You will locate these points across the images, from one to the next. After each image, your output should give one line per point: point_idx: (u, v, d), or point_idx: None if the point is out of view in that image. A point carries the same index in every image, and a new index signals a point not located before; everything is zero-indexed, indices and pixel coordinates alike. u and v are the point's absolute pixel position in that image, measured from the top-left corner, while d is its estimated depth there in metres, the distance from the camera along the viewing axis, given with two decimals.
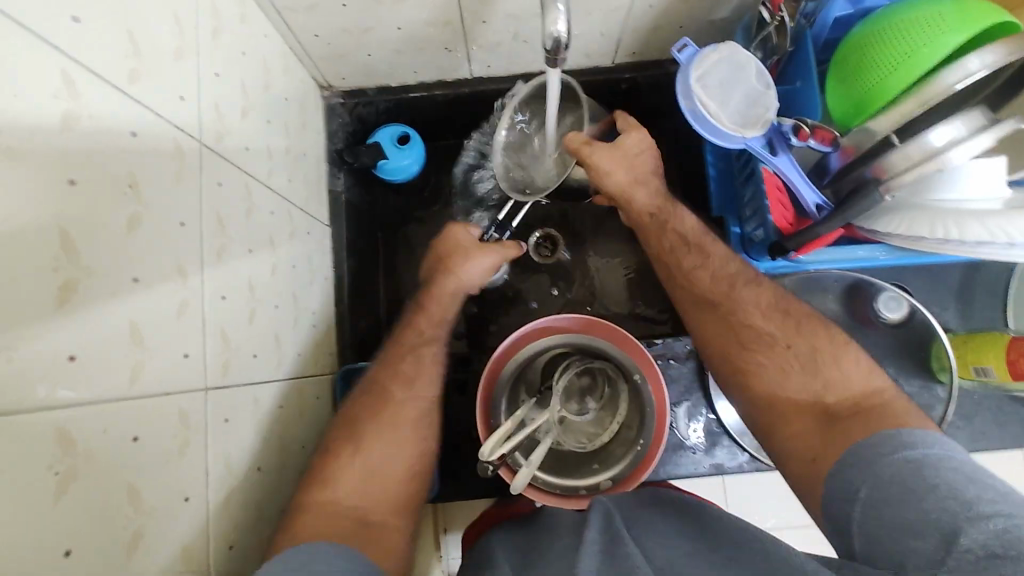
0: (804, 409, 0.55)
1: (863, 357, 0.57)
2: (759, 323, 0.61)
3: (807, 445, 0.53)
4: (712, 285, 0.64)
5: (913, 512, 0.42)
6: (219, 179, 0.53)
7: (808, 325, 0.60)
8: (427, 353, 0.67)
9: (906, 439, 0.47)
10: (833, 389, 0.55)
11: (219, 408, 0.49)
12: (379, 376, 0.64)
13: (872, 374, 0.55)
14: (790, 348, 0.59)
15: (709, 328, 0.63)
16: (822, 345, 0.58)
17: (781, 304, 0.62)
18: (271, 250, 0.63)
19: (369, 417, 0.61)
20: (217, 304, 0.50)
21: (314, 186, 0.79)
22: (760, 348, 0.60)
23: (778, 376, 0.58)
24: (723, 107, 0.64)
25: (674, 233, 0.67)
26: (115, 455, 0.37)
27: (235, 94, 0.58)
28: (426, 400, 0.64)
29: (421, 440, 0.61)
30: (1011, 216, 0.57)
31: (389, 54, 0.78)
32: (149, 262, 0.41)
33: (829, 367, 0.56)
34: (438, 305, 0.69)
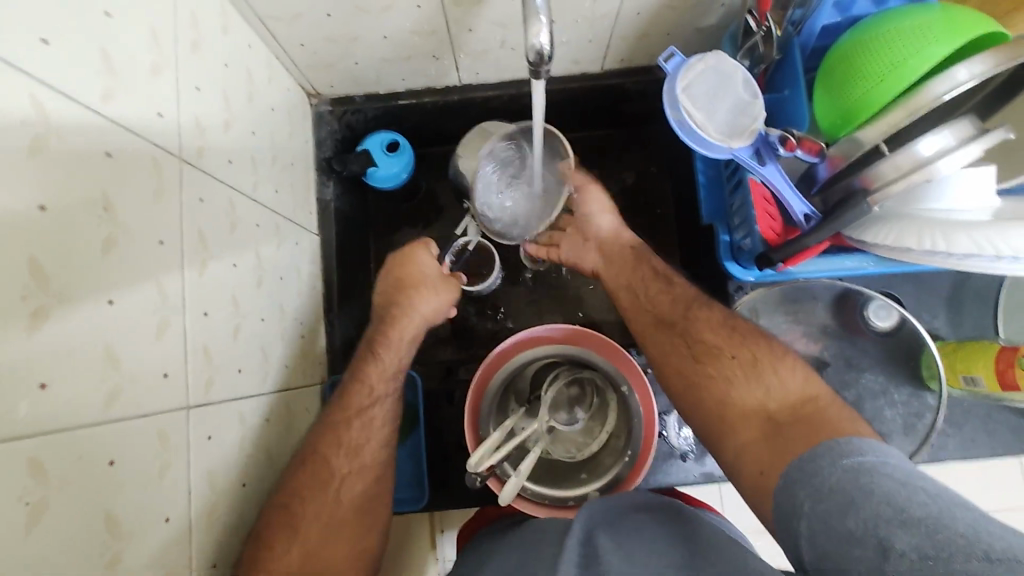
0: (748, 417, 0.55)
1: (800, 367, 0.57)
2: (710, 337, 0.62)
3: (753, 451, 0.52)
4: (671, 307, 0.67)
5: (851, 521, 0.40)
6: (201, 195, 0.53)
7: (752, 339, 0.61)
8: (377, 415, 0.63)
9: (844, 447, 0.46)
10: (775, 396, 0.55)
11: (201, 426, 0.49)
12: (322, 442, 0.60)
13: (809, 382, 0.56)
14: (734, 357, 0.60)
15: (661, 343, 0.65)
16: (764, 356, 0.59)
17: (731, 324, 0.63)
18: (256, 262, 0.63)
19: (309, 491, 0.57)
20: (199, 321, 0.50)
21: (302, 195, 0.78)
22: (709, 360, 0.61)
23: (727, 384, 0.58)
24: (709, 116, 0.63)
25: (648, 268, 0.71)
26: (85, 481, 0.36)
27: (217, 107, 0.57)
28: (370, 468, 0.61)
29: (366, 511, 0.59)
30: (1004, 229, 0.56)
31: (376, 63, 0.77)
32: (124, 283, 0.41)
33: (770, 376, 0.57)
34: (393, 354, 0.66)
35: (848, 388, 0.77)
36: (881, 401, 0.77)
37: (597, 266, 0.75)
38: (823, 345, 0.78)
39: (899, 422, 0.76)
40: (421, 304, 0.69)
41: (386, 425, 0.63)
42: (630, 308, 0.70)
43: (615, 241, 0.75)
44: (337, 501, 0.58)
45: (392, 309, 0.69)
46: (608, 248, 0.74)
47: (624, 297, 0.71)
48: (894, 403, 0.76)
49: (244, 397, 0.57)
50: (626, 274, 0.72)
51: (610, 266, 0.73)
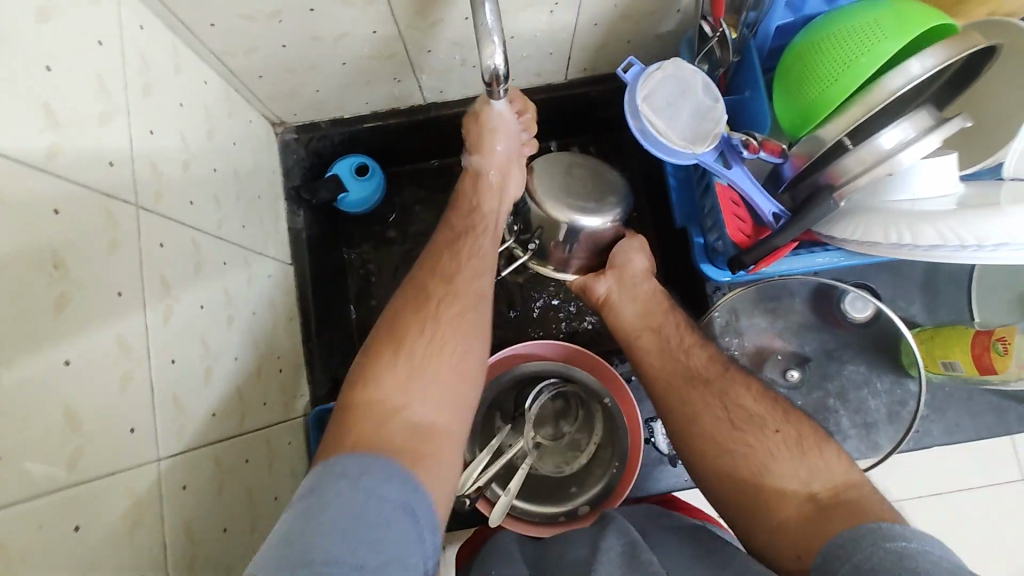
0: (789, 494, 0.54)
1: (840, 450, 0.57)
2: (750, 404, 0.61)
3: (793, 531, 0.52)
4: (707, 363, 0.65)
5: None
6: (161, 241, 0.52)
7: (795, 413, 0.61)
8: (465, 247, 0.66)
9: (887, 531, 0.46)
10: (818, 476, 0.55)
11: (175, 476, 0.48)
12: (421, 274, 0.63)
13: (851, 465, 0.56)
14: (777, 431, 0.59)
15: (693, 399, 0.62)
16: (807, 432, 0.58)
17: (768, 393, 0.63)
18: (227, 302, 0.62)
19: (409, 313, 0.59)
20: (166, 369, 0.49)
21: (272, 227, 0.78)
22: (750, 428, 0.59)
23: (768, 456, 0.57)
24: (671, 124, 0.63)
25: (681, 318, 0.70)
26: (49, 551, 0.35)
27: (174, 149, 0.56)
28: (465, 294, 0.62)
29: (469, 330, 0.60)
30: (963, 216, 0.56)
31: (338, 89, 0.77)
32: (80, 341, 0.40)
33: (813, 454, 0.56)
34: (466, 200, 0.69)
35: (831, 379, 0.78)
36: (865, 391, 0.77)
37: (611, 290, 0.73)
38: (803, 339, 0.79)
39: (883, 411, 0.76)
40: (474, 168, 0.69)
41: (475, 256, 0.65)
42: (655, 354, 0.67)
43: (643, 282, 0.72)
44: (438, 321, 0.59)
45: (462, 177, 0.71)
46: (638, 289, 0.72)
47: (647, 339, 0.68)
48: (877, 392, 0.77)
49: (220, 440, 0.56)
50: (657, 315, 0.70)
51: (634, 302, 0.71)
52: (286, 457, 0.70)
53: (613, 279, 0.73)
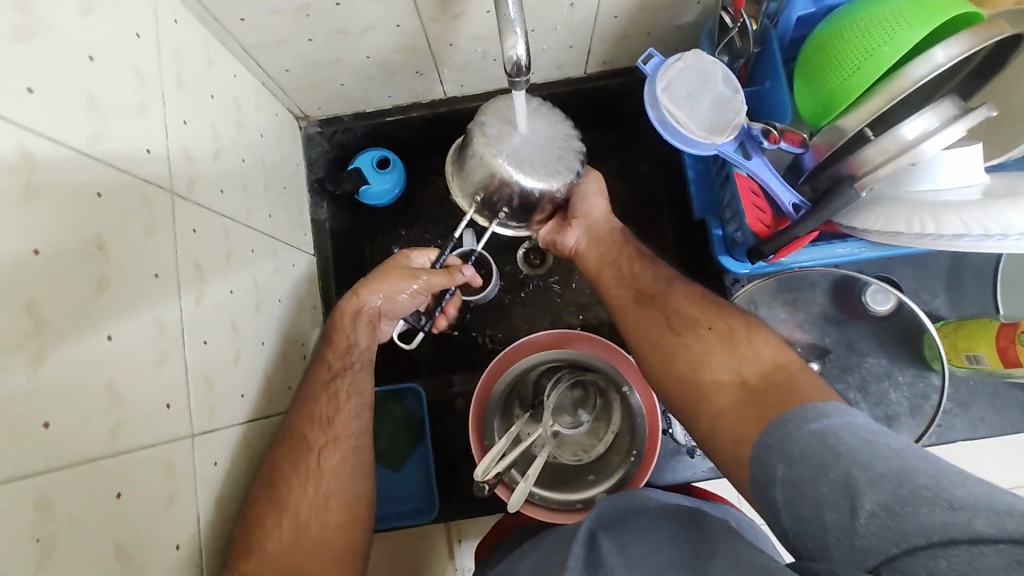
0: (724, 385, 0.54)
1: (771, 338, 0.57)
2: (688, 309, 0.62)
3: (730, 420, 0.52)
4: (653, 281, 0.66)
5: (823, 486, 0.41)
6: (194, 226, 0.54)
7: (728, 310, 0.61)
8: (343, 386, 0.61)
9: (810, 411, 0.46)
10: (749, 365, 0.55)
11: (206, 452, 0.50)
12: (296, 418, 0.59)
13: (782, 349, 0.56)
14: (711, 328, 0.59)
15: (642, 317, 0.63)
16: (739, 327, 0.58)
17: (707, 298, 0.63)
18: (254, 288, 0.64)
19: (289, 466, 0.55)
20: (198, 349, 0.51)
21: (297, 218, 0.80)
22: (686, 331, 0.60)
23: (704, 355, 0.57)
24: (691, 115, 0.64)
25: (635, 249, 0.69)
26: (96, 514, 0.37)
27: (205, 138, 0.58)
28: (347, 438, 0.59)
29: (354, 479, 0.58)
30: (988, 206, 0.56)
31: (362, 82, 0.78)
32: (121, 318, 0.42)
33: (745, 345, 0.56)
34: (343, 332, 0.64)
35: (852, 371, 0.77)
36: (886, 384, 0.77)
37: (579, 241, 0.72)
38: (823, 331, 0.78)
39: (905, 405, 0.76)
40: (371, 286, 0.64)
41: (355, 393, 0.62)
42: (609, 280, 0.68)
43: (607, 226, 0.71)
44: (321, 473, 0.56)
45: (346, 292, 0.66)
46: (602, 231, 0.71)
47: (607, 274, 0.68)
48: (898, 385, 0.76)
49: (247, 420, 0.58)
50: (614, 251, 0.70)
51: (597, 246, 0.70)
52: None
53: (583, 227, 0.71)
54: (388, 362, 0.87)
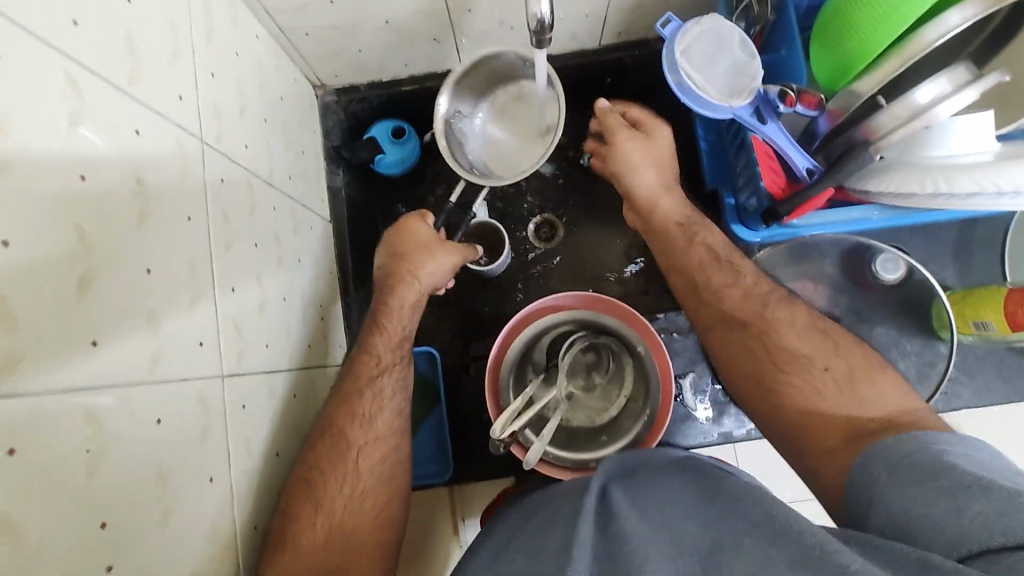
0: (835, 424, 0.53)
1: (893, 379, 0.55)
2: (796, 345, 0.59)
3: (838, 462, 0.50)
4: (743, 302, 0.63)
5: (930, 489, 0.40)
6: (222, 177, 0.54)
7: (845, 346, 0.58)
8: (387, 385, 0.62)
9: (930, 443, 0.45)
10: (865, 409, 0.53)
11: (236, 395, 0.51)
12: (336, 415, 0.60)
13: (907, 396, 0.54)
14: (827, 368, 0.57)
15: (734, 348, 0.62)
16: (858, 365, 0.56)
17: (817, 322, 0.61)
18: (277, 245, 0.65)
19: (329, 464, 0.56)
20: (228, 296, 0.52)
21: (314, 183, 0.81)
22: (794, 370, 0.57)
23: (814, 395, 0.55)
24: (708, 79, 0.65)
25: (701, 246, 0.67)
26: (139, 434, 0.38)
27: (231, 94, 0.59)
28: (386, 436, 0.60)
29: (391, 479, 0.59)
30: (1001, 167, 0.57)
31: (379, 49, 0.79)
32: (158, 254, 0.42)
33: (865, 387, 0.54)
34: (397, 322, 0.66)
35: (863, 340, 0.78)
36: (894, 352, 0.78)
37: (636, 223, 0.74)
38: (833, 300, 0.79)
39: (913, 372, 0.76)
40: (423, 265, 0.68)
41: (399, 392, 0.63)
42: (689, 296, 0.67)
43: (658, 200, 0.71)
44: (357, 471, 0.57)
45: (394, 276, 0.68)
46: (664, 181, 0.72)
47: (678, 280, 0.68)
48: (906, 353, 0.77)
49: (271, 371, 0.59)
50: (679, 252, 0.68)
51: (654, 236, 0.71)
52: None
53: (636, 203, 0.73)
54: None
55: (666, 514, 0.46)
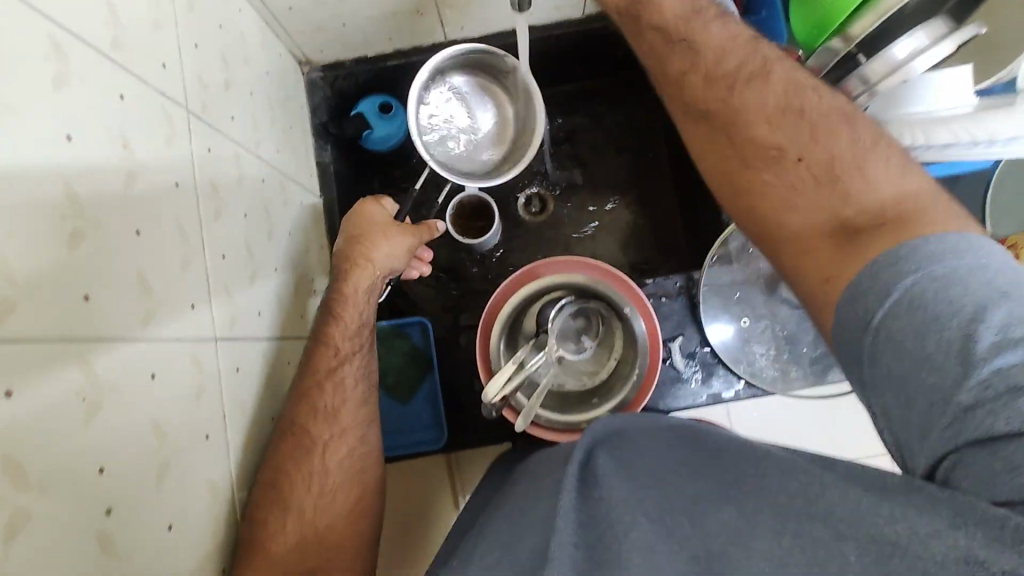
0: (812, 224, 0.45)
1: (894, 156, 0.45)
2: (768, 135, 0.49)
3: (812, 243, 0.45)
4: (706, 91, 0.53)
5: (930, 344, 0.35)
6: (209, 146, 0.55)
7: (826, 128, 0.47)
8: (346, 378, 0.61)
9: (932, 250, 0.37)
10: (853, 200, 0.44)
11: (229, 358, 0.52)
12: (298, 411, 0.58)
13: (897, 172, 0.44)
14: (801, 160, 0.47)
15: (713, 158, 0.53)
16: (839, 151, 0.46)
17: (788, 98, 0.49)
18: (266, 216, 0.66)
19: (294, 462, 0.55)
20: (218, 262, 0.53)
21: (302, 158, 0.82)
22: (762, 163, 0.49)
23: (788, 194, 0.47)
24: None
25: (684, 48, 0.55)
26: (135, 388, 0.39)
27: (215, 65, 0.59)
28: (352, 430, 0.60)
29: (362, 472, 0.59)
30: (978, 118, 0.58)
31: (363, 22, 0.79)
32: (147, 216, 0.43)
33: (851, 178, 0.45)
34: (353, 310, 0.64)
35: None
36: None
37: None
38: None
39: None
40: (376, 249, 0.67)
41: (359, 384, 0.62)
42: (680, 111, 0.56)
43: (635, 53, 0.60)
44: (325, 468, 0.57)
45: (348, 261, 0.66)
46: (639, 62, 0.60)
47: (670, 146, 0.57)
48: None
49: (262, 339, 0.60)
50: (668, 66, 0.56)
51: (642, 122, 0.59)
52: None
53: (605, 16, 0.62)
54: (395, 303, 0.89)
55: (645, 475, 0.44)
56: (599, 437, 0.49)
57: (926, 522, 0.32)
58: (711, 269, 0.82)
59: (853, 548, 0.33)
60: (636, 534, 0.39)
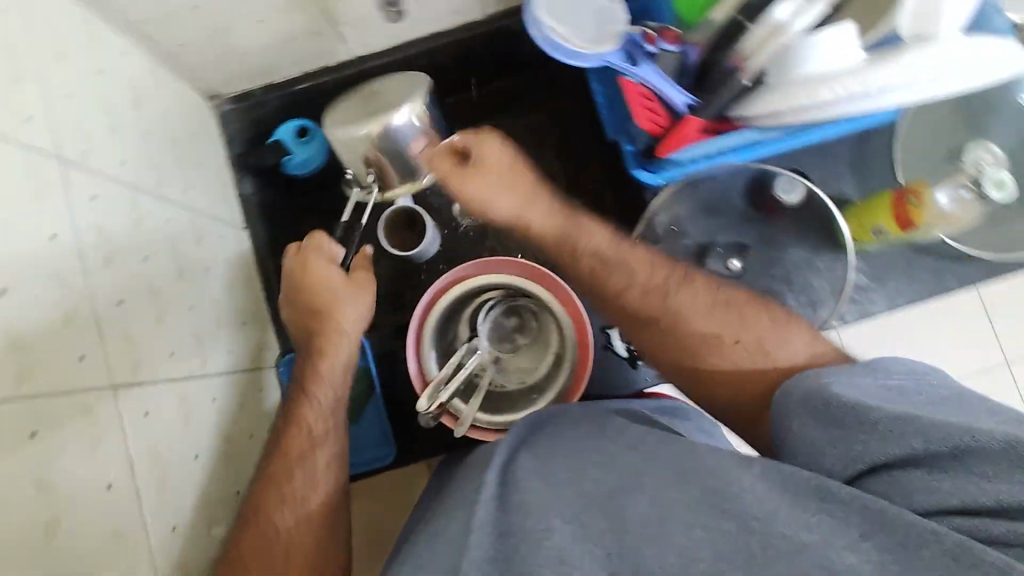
0: (754, 397, 0.51)
1: (805, 330, 0.52)
2: (701, 326, 0.55)
3: (744, 396, 0.52)
4: (642, 299, 0.58)
5: (843, 417, 0.41)
6: (93, 193, 0.54)
7: (750, 313, 0.54)
8: (314, 460, 0.62)
9: (824, 386, 0.43)
10: (775, 361, 0.50)
11: (134, 404, 0.52)
12: (263, 499, 0.59)
13: (815, 342, 0.51)
14: (738, 341, 0.53)
15: (653, 340, 0.58)
16: (765, 329, 0.52)
17: (716, 300, 0.56)
18: (175, 256, 0.65)
19: (253, 553, 0.56)
20: (114, 310, 0.52)
21: (219, 192, 0.81)
22: (711, 351, 0.54)
23: (733, 369, 0.52)
24: (572, 29, 0.65)
25: (584, 253, 0.63)
26: (8, 451, 0.39)
27: (97, 112, 0.58)
28: (317, 516, 0.59)
29: (322, 557, 0.58)
30: (859, 73, 0.58)
31: (262, 50, 0.78)
32: (13, 277, 0.42)
33: (776, 347, 0.51)
34: (326, 388, 0.66)
35: (774, 265, 0.81)
36: (805, 272, 0.80)
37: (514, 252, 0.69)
38: (743, 230, 0.82)
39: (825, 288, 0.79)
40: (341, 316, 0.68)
41: (326, 458, 0.63)
42: (597, 279, 0.61)
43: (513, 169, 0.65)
44: (285, 562, 0.56)
45: (319, 336, 0.67)
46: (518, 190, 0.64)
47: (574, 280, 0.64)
48: (817, 271, 0.80)
49: (180, 380, 0.60)
50: (582, 265, 0.62)
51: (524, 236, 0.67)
52: (259, 401, 0.76)
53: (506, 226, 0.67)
54: None
55: (567, 477, 0.44)
56: (523, 434, 0.52)
57: (841, 529, 0.37)
58: None
59: (758, 542, 0.37)
60: (554, 543, 0.40)
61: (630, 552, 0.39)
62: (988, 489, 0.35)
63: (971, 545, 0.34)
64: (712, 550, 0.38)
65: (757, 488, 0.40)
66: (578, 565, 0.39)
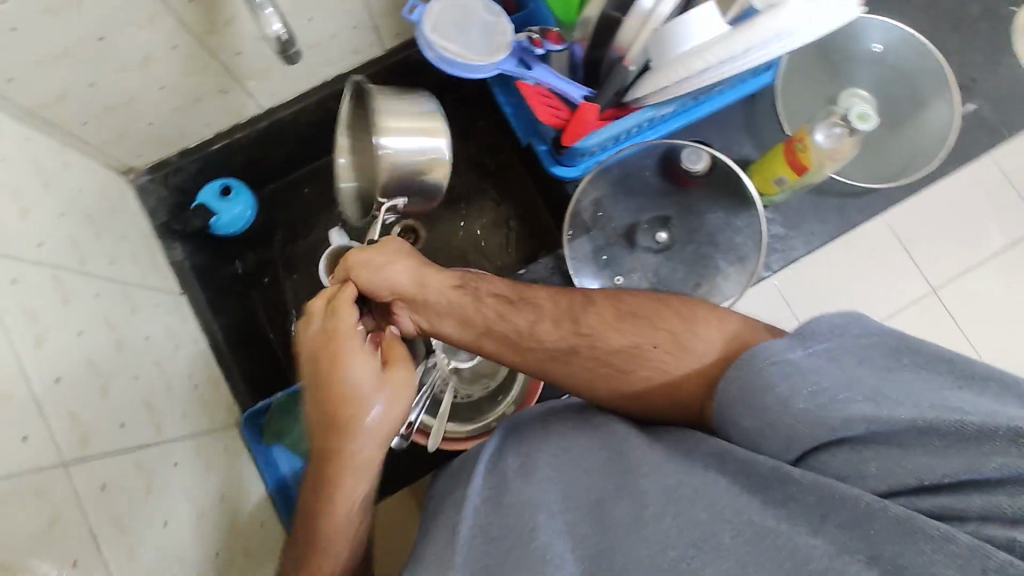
0: (684, 386, 0.55)
1: (707, 309, 0.57)
2: (620, 340, 0.57)
3: (675, 390, 0.56)
4: (557, 333, 0.59)
5: (785, 387, 0.43)
6: (12, 276, 0.53)
7: (656, 311, 0.58)
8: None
9: (770, 353, 0.46)
10: (701, 356, 0.55)
11: (89, 478, 0.51)
12: None
13: (720, 320, 0.56)
14: (655, 345, 0.57)
15: (577, 370, 0.58)
16: (672, 323, 0.57)
17: (620, 310, 0.59)
18: (110, 328, 0.64)
19: None
20: (52, 388, 0.51)
21: (149, 263, 0.80)
22: (635, 357, 0.57)
23: (663, 368, 0.56)
24: (464, 45, 0.70)
25: (492, 299, 0.61)
26: None
27: (7, 198, 0.57)
28: None
29: None
30: (728, 40, 0.62)
31: (169, 117, 0.78)
32: None
33: (689, 336, 0.56)
34: (351, 511, 0.56)
35: (698, 231, 0.87)
36: (725, 232, 0.86)
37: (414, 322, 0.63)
38: (660, 204, 0.88)
39: (749, 243, 0.84)
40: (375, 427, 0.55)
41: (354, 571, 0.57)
42: (511, 329, 0.60)
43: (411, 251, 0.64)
44: None
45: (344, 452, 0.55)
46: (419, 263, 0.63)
47: (488, 344, 0.61)
48: (736, 229, 0.85)
49: (135, 449, 0.58)
50: (494, 317, 0.60)
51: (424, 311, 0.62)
52: (226, 462, 0.74)
53: (409, 308, 0.62)
54: None
55: (551, 493, 0.47)
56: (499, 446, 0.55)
57: (799, 515, 0.39)
58: (571, 241, 0.85)
59: (730, 530, 0.39)
60: (541, 547, 0.43)
61: (612, 554, 0.42)
62: (907, 466, 0.38)
63: (912, 519, 0.35)
64: (684, 537, 0.40)
65: (726, 486, 0.42)
66: (561, 564, 0.42)
